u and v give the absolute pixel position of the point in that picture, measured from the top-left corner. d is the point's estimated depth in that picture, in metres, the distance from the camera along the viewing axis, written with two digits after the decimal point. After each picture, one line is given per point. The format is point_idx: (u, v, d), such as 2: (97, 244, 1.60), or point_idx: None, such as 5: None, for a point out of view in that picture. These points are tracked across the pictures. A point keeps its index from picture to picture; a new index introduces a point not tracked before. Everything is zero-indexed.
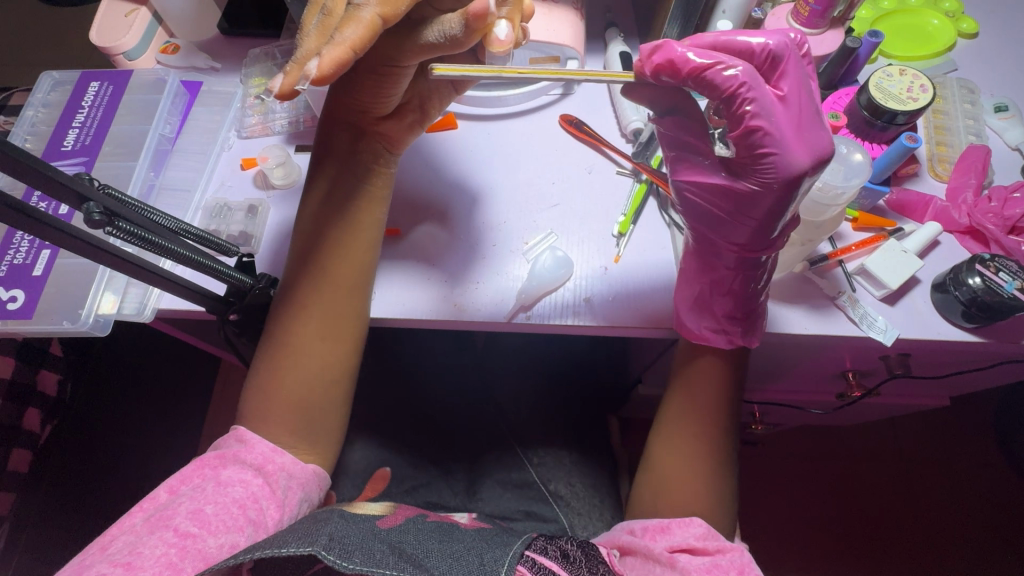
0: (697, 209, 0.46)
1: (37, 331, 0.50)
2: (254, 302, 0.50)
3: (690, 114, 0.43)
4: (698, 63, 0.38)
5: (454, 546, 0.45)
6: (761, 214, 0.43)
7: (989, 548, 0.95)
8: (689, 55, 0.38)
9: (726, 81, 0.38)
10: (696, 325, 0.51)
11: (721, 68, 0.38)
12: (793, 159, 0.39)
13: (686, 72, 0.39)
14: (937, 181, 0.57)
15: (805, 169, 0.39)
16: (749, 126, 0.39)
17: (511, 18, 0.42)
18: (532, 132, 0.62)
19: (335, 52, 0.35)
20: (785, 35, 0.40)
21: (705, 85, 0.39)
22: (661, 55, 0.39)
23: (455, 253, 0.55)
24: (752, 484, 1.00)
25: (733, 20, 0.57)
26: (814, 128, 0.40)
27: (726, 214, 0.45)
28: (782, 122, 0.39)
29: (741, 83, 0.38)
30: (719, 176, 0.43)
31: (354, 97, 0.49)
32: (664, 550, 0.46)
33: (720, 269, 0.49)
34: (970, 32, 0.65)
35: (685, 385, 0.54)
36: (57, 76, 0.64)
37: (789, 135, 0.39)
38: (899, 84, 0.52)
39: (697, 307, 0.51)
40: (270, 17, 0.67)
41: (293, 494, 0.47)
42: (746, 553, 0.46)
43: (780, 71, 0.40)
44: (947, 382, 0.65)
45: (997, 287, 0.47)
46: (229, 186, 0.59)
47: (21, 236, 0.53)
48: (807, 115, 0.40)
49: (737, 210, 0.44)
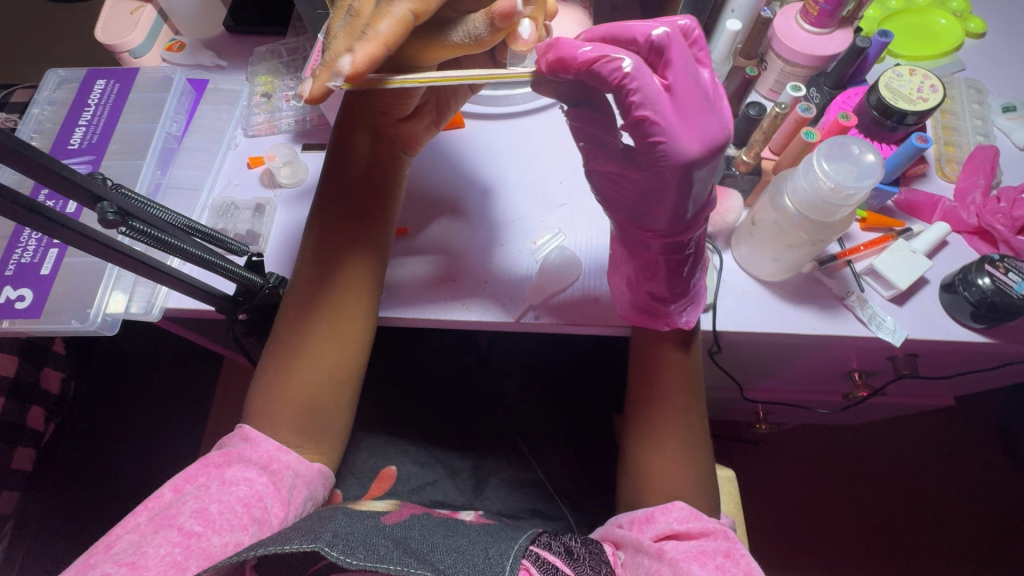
0: (609, 197, 0.46)
1: (44, 330, 0.50)
2: (265, 302, 0.50)
3: (599, 105, 0.42)
4: (588, 55, 0.38)
5: (459, 540, 0.45)
6: (674, 196, 0.41)
7: (990, 546, 0.95)
8: (583, 49, 0.38)
9: (612, 72, 0.38)
10: (632, 307, 0.50)
11: (610, 60, 0.38)
12: (682, 148, 0.38)
13: (577, 67, 0.38)
14: (945, 182, 0.57)
15: (695, 158, 0.38)
16: (636, 117, 0.38)
17: (533, 17, 0.43)
18: (540, 131, 0.62)
19: (368, 48, 0.35)
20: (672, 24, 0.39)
21: (594, 77, 0.39)
22: (555, 52, 0.39)
23: (463, 253, 0.55)
24: (755, 483, 1.00)
25: (742, 19, 0.56)
26: (703, 114, 0.37)
27: (637, 202, 0.44)
28: (668, 111, 0.37)
29: (627, 75, 0.37)
30: (617, 165, 0.43)
31: (375, 98, 0.48)
32: (651, 541, 0.46)
33: (650, 255, 0.47)
34: (978, 32, 0.65)
35: (649, 366, 0.53)
36: (63, 73, 0.63)
37: (677, 123, 0.37)
38: (910, 84, 0.51)
39: (631, 289, 0.50)
40: (276, 15, 0.67)
41: (299, 493, 0.47)
42: (729, 535, 0.46)
43: (666, 60, 0.38)
44: (953, 382, 0.66)
45: (1006, 287, 0.47)
46: (236, 185, 0.59)
47: (28, 235, 0.53)
48: (696, 100, 0.37)
49: (643, 199, 0.43)
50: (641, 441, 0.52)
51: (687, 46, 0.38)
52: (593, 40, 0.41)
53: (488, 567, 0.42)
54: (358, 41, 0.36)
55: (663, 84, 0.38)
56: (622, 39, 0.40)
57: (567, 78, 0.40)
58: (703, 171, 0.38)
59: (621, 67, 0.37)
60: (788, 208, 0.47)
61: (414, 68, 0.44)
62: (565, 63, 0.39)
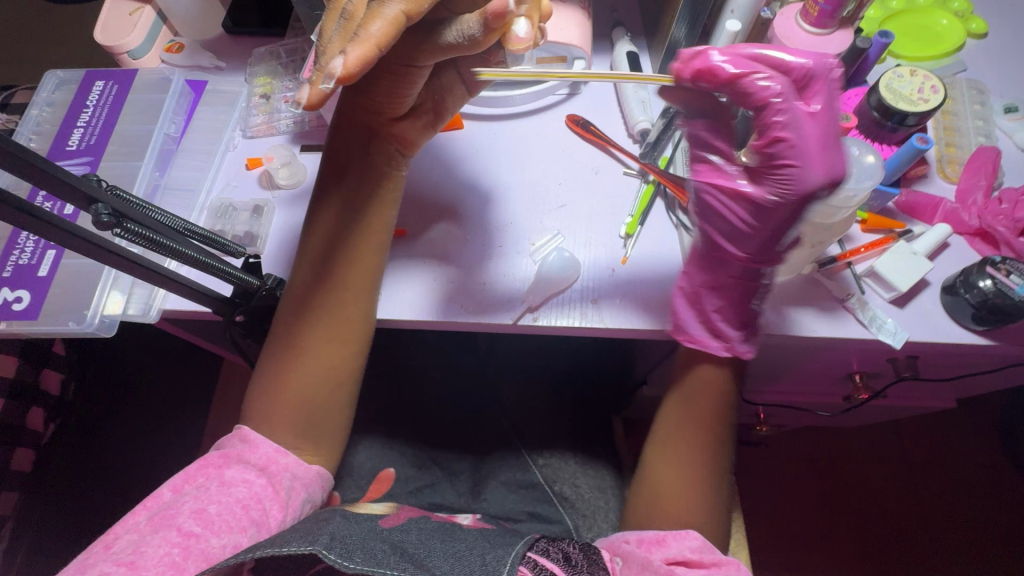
0: (720, 219, 0.48)
1: (42, 331, 0.50)
2: (261, 305, 0.51)
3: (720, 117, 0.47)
4: (733, 71, 0.42)
5: (457, 546, 0.45)
6: (780, 225, 0.45)
7: (991, 548, 0.95)
8: (719, 61, 0.42)
9: (760, 91, 0.42)
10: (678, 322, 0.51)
11: (756, 78, 0.42)
12: (810, 175, 0.42)
13: (722, 79, 0.42)
14: (946, 183, 0.56)
15: (818, 186, 0.42)
16: (774, 138, 0.42)
17: (530, 17, 0.42)
18: (538, 132, 0.61)
19: (360, 50, 0.35)
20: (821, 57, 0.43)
21: (739, 93, 0.43)
22: (699, 61, 0.42)
23: (462, 254, 0.55)
24: (755, 485, 1.00)
25: (742, 19, 0.55)
26: (833, 148, 0.42)
27: (749, 227, 0.47)
28: (808, 138, 0.42)
29: (772, 94, 0.42)
30: (738, 183, 0.46)
31: (367, 98, 0.47)
32: (662, 563, 0.46)
33: (726, 277, 0.51)
34: (979, 32, 0.65)
35: (684, 395, 0.54)
36: (62, 75, 0.63)
37: (810, 149, 0.42)
38: (911, 85, 0.51)
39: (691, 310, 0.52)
40: (274, 15, 0.67)
41: (297, 495, 0.47)
42: (742, 569, 0.45)
43: (812, 90, 0.43)
44: (955, 384, 0.65)
45: (1008, 290, 0.46)
46: (235, 186, 0.59)
47: (26, 236, 0.53)
48: (831, 136, 0.42)
49: (759, 225, 0.46)
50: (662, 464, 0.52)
51: (833, 82, 0.43)
52: (743, 55, 0.42)
53: (487, 572, 0.41)
54: (351, 44, 0.36)
55: (808, 109, 0.42)
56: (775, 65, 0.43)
57: (705, 87, 0.43)
58: (824, 198, 0.43)
59: (773, 85, 0.42)
60: None
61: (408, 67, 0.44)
62: (666, 73, 0.42)
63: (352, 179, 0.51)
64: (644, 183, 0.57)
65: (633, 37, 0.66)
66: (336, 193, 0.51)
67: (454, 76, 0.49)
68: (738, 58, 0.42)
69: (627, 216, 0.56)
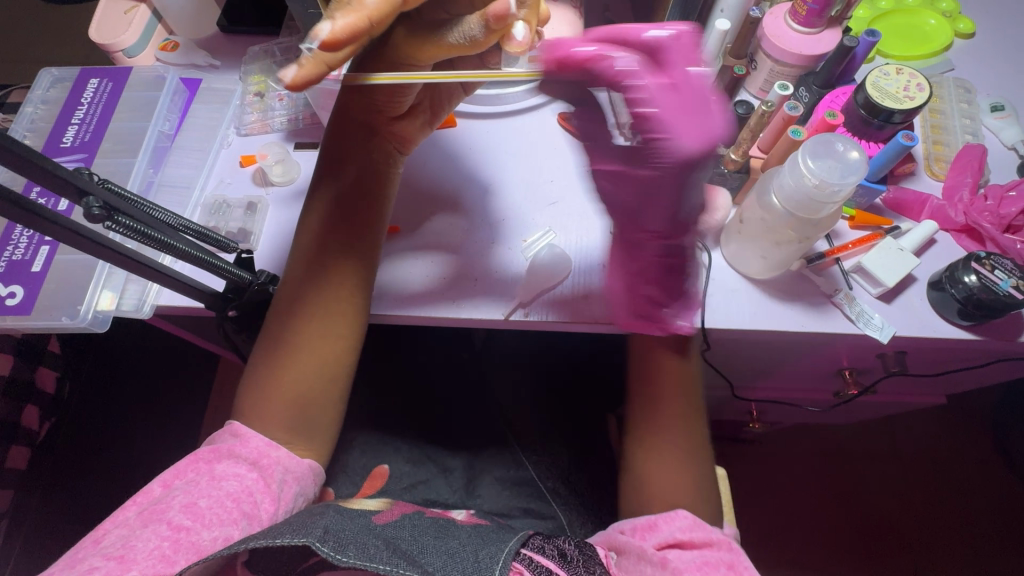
0: (611, 197, 0.47)
1: (36, 327, 0.50)
2: (254, 299, 0.51)
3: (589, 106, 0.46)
4: (587, 53, 0.41)
5: (450, 543, 0.45)
6: (670, 196, 0.43)
7: (984, 546, 0.95)
8: (582, 48, 0.41)
9: (613, 69, 0.41)
10: (630, 314, 0.50)
11: (613, 57, 0.41)
12: (683, 141, 0.40)
13: (575, 63, 0.42)
14: (933, 180, 0.57)
15: (696, 152, 0.40)
16: (637, 112, 0.41)
17: (528, 20, 0.42)
18: (530, 130, 0.62)
19: (350, 18, 0.34)
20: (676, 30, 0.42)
21: (592, 74, 0.42)
22: (552, 49, 0.42)
23: (455, 250, 0.55)
24: (749, 482, 1.00)
25: (731, 19, 0.56)
26: (703, 113, 0.41)
27: (634, 203, 0.45)
28: (666, 108, 0.41)
29: (624, 73, 0.41)
30: (613, 163, 0.44)
31: (368, 97, 0.49)
32: (654, 549, 0.45)
33: (646, 259, 0.48)
34: (967, 32, 0.66)
35: (647, 380, 0.53)
36: (57, 73, 0.64)
37: (677, 120, 0.40)
38: (897, 83, 0.52)
39: (628, 290, 0.51)
40: (269, 14, 0.67)
41: (289, 489, 0.47)
42: (733, 546, 0.46)
43: (666, 62, 0.42)
44: (944, 380, 0.66)
45: (993, 285, 0.47)
46: (228, 183, 0.59)
47: (19, 232, 0.54)
48: (693, 101, 0.41)
49: (641, 198, 0.44)
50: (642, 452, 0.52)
51: (689, 53, 0.42)
52: (601, 39, 0.43)
53: (479, 570, 0.42)
54: (342, 11, 0.35)
55: (665, 81, 0.42)
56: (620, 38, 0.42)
57: (563, 75, 0.42)
58: (699, 165, 0.41)
59: (614, 58, 0.41)
60: (777, 206, 0.47)
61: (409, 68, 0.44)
62: (565, 63, 0.42)
63: (346, 175, 0.51)
64: None
65: None
66: (329, 189, 0.51)
67: (453, 76, 0.51)
68: (598, 42, 0.42)
69: None
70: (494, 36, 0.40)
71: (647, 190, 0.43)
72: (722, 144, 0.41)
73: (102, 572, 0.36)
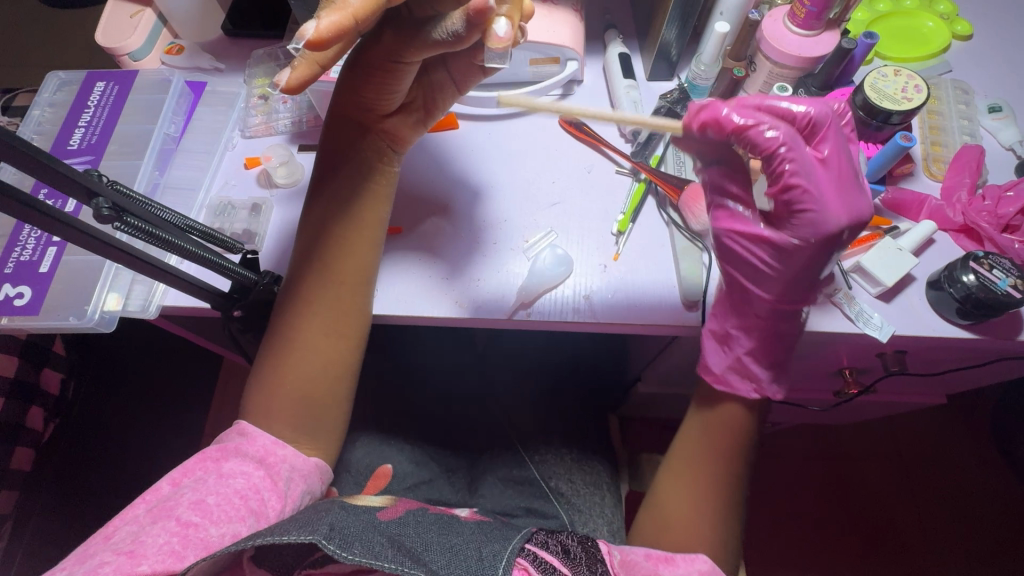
0: (742, 262, 0.49)
1: (44, 326, 0.51)
2: (259, 299, 0.51)
3: (733, 165, 0.47)
4: (740, 122, 0.44)
5: (453, 539, 0.46)
6: (807, 262, 0.46)
7: (987, 546, 0.95)
8: (732, 116, 0.44)
9: (766, 139, 0.43)
10: (726, 365, 0.53)
11: (762, 129, 0.43)
12: (829, 216, 0.43)
13: (730, 130, 0.44)
14: (932, 181, 0.58)
15: (843, 226, 0.44)
16: (788, 182, 0.44)
17: (511, 17, 0.41)
18: (532, 132, 0.63)
19: (335, 18, 0.34)
20: (825, 105, 0.45)
21: (746, 142, 0.44)
22: (708, 113, 0.45)
23: (455, 249, 0.56)
24: (751, 483, 1.00)
25: (730, 21, 0.58)
26: (853, 191, 0.44)
27: (774, 268, 0.48)
28: (821, 182, 0.44)
29: (782, 143, 0.43)
30: (761, 227, 0.47)
31: (355, 96, 0.49)
32: None
33: (752, 316, 0.51)
34: (965, 33, 0.66)
35: (707, 427, 0.54)
36: (63, 76, 0.64)
37: (828, 195, 0.44)
38: (894, 84, 0.52)
39: (721, 346, 0.53)
40: (273, 18, 0.68)
41: (295, 487, 0.48)
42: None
43: (820, 136, 0.45)
44: (943, 379, 0.66)
45: (991, 284, 0.47)
46: (233, 185, 0.60)
47: (28, 233, 0.54)
48: (847, 178, 0.44)
49: (782, 264, 0.47)
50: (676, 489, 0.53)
51: (838, 127, 0.45)
52: (748, 106, 0.45)
53: (482, 568, 0.42)
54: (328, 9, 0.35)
55: (818, 155, 0.45)
56: (782, 113, 0.45)
57: (714, 136, 0.45)
58: (846, 237, 0.44)
59: (774, 133, 0.43)
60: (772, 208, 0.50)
61: (393, 64, 0.45)
62: (710, 125, 0.45)
63: (345, 176, 0.52)
64: (636, 182, 0.58)
65: (626, 39, 0.68)
66: (328, 190, 0.52)
67: (445, 74, 0.51)
68: (744, 109, 0.45)
69: (619, 213, 0.57)
70: (476, 32, 0.39)
71: (784, 260, 0.47)
72: (867, 222, 0.45)
73: (112, 567, 0.37)
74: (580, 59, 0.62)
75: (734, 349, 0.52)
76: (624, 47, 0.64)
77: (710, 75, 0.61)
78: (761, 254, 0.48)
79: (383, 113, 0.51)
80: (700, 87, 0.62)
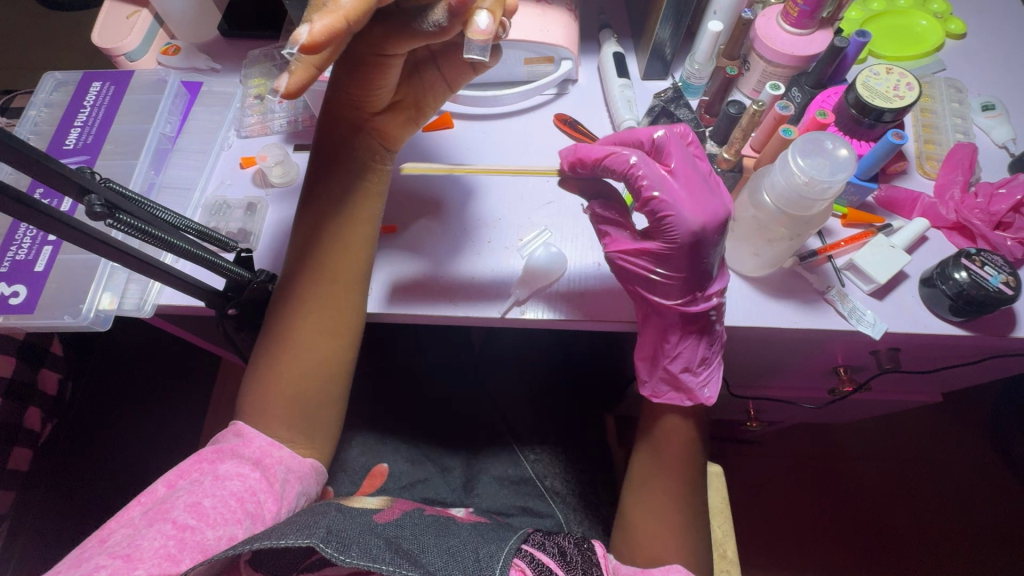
0: (635, 279, 0.50)
1: (39, 325, 0.51)
2: (254, 297, 0.51)
3: (611, 197, 0.53)
4: (598, 155, 0.49)
5: (451, 541, 0.46)
6: (683, 265, 0.49)
7: (984, 545, 0.95)
8: (594, 150, 0.50)
9: (624, 162, 0.48)
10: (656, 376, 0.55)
11: (622, 155, 0.48)
12: (687, 217, 0.47)
13: (591, 162, 0.50)
14: (925, 178, 0.58)
15: (700, 223, 0.47)
16: (647, 197, 0.47)
17: (493, 10, 0.40)
18: (526, 131, 0.63)
19: (328, 20, 0.34)
20: (670, 128, 0.49)
21: (609, 168, 0.49)
22: (573, 155, 0.51)
23: (450, 247, 0.56)
24: (748, 482, 1.00)
25: (723, 20, 0.59)
26: (705, 193, 0.47)
27: (662, 278, 0.50)
28: (674, 190, 0.47)
29: (635, 165, 0.48)
30: (640, 241, 0.50)
31: (347, 92, 0.49)
32: None
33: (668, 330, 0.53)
34: (958, 32, 0.66)
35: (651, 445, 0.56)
36: (60, 76, 0.64)
37: (683, 199, 0.47)
38: (887, 82, 0.52)
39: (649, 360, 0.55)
40: (269, 19, 0.68)
41: (291, 488, 0.48)
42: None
43: (667, 153, 0.48)
44: (938, 377, 0.66)
45: (983, 281, 0.47)
46: (229, 184, 0.60)
47: (24, 232, 0.54)
48: (696, 181, 0.47)
49: (668, 271, 0.50)
50: (642, 500, 0.54)
51: (684, 143, 0.49)
52: (608, 143, 0.52)
53: (480, 569, 0.42)
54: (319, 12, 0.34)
55: (667, 169, 0.48)
56: (629, 140, 0.51)
57: (583, 172, 0.52)
58: (709, 237, 0.47)
59: (620, 155, 0.48)
60: (767, 204, 0.48)
61: (379, 58, 0.45)
62: (583, 162, 0.51)
63: (338, 174, 0.52)
64: None
65: (620, 38, 0.68)
66: (321, 187, 0.52)
67: (435, 72, 0.52)
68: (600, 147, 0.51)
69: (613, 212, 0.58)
70: (458, 23, 0.40)
71: (671, 264, 0.49)
72: (726, 219, 0.48)
73: (108, 571, 0.36)
74: (575, 58, 0.62)
75: (660, 359, 0.54)
76: (618, 46, 0.65)
77: (704, 74, 0.61)
78: (647, 268, 0.50)
79: (372, 109, 0.51)
80: (694, 86, 0.63)
